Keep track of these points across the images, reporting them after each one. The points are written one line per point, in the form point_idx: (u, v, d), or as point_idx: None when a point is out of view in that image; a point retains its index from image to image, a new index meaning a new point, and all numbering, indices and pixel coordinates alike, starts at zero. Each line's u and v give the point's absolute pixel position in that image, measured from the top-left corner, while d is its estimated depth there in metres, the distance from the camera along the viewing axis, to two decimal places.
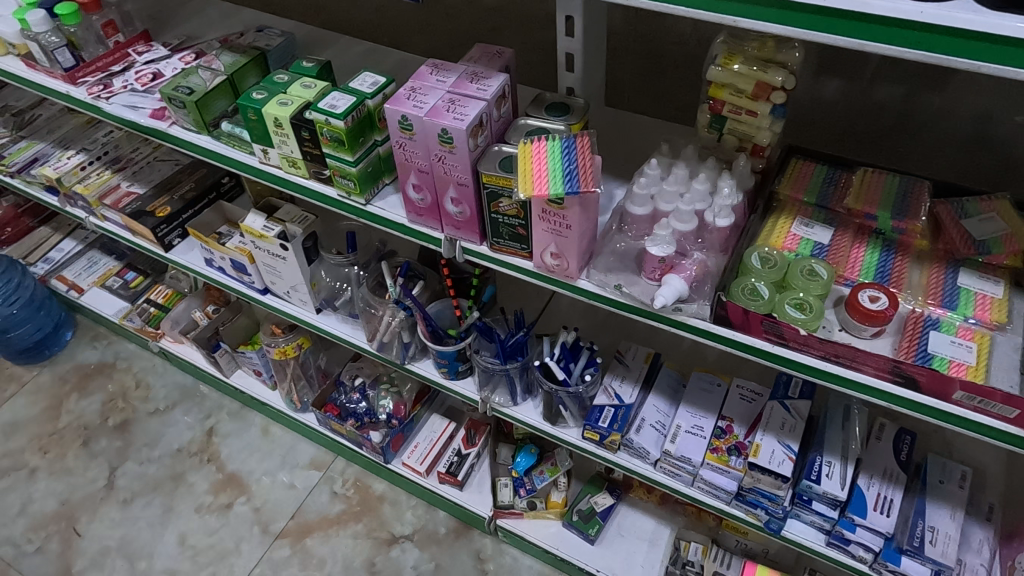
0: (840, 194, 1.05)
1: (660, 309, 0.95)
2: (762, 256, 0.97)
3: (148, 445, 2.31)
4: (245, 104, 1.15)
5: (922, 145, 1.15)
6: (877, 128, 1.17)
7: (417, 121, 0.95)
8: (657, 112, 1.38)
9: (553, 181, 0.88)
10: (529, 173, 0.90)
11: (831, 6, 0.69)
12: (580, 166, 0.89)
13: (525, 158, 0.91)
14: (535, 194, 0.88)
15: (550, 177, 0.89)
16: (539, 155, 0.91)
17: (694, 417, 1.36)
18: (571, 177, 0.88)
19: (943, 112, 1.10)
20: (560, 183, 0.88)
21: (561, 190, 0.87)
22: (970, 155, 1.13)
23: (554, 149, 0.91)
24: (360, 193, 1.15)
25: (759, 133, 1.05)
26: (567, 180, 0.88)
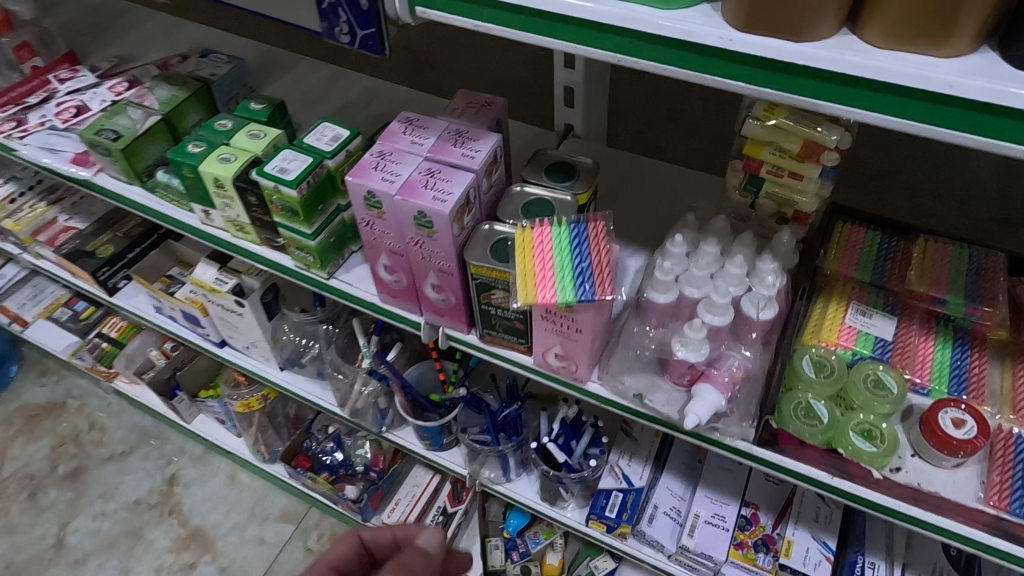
0: (899, 270, 0.87)
1: (694, 428, 0.77)
2: (814, 359, 0.79)
3: (102, 496, 2.10)
4: (179, 160, 0.95)
5: (956, 186, 0.97)
6: (912, 162, 0.97)
7: (387, 200, 0.76)
8: (651, 128, 1.16)
9: (560, 285, 0.69)
10: (529, 272, 0.71)
11: (959, 95, 0.46)
12: (595, 266, 0.70)
13: (525, 250, 0.72)
14: (537, 302, 0.69)
15: (558, 279, 0.70)
16: (542, 246, 0.72)
17: (714, 504, 1.18)
18: (583, 281, 0.69)
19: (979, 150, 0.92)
20: (570, 288, 0.69)
21: (571, 300, 0.68)
22: (1012, 200, 0.94)
23: (561, 240, 0.72)
24: (321, 267, 0.95)
25: (804, 199, 0.87)
26: (577, 285, 0.69)
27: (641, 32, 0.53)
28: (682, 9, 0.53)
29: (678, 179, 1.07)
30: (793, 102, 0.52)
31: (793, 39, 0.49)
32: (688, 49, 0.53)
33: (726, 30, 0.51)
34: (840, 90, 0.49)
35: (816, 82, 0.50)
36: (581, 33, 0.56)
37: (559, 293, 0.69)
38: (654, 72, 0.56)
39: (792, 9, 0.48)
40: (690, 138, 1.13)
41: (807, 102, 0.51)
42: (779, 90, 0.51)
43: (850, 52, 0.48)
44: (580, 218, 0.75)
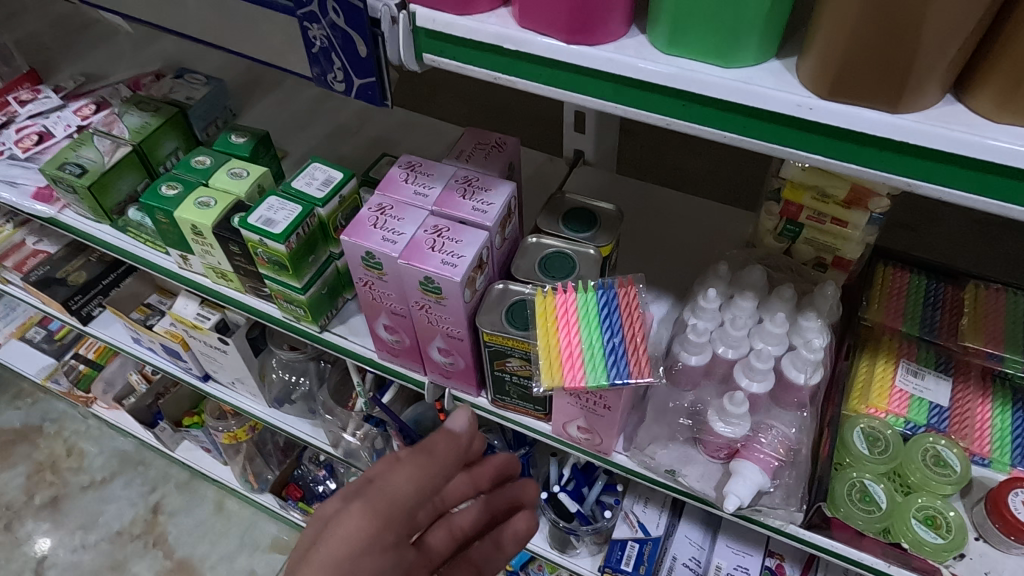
0: (950, 323, 0.79)
1: (736, 511, 0.69)
2: (867, 432, 0.71)
3: (83, 527, 2.01)
4: (151, 204, 0.85)
5: None
6: None
7: (389, 262, 0.66)
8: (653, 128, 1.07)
9: (589, 364, 0.62)
10: (555, 349, 0.63)
11: None
12: (628, 341, 0.62)
13: (547, 323, 0.64)
14: (564, 386, 0.61)
15: (586, 358, 0.62)
16: (567, 317, 0.64)
17: (737, 555, 1.09)
18: (615, 360, 0.62)
19: None
20: (601, 369, 0.61)
21: (602, 383, 0.61)
22: None
23: (588, 310, 0.65)
24: (313, 320, 0.86)
25: (846, 246, 0.79)
26: (608, 365, 0.61)
27: (700, 95, 0.45)
28: (747, 68, 0.45)
29: (700, 214, 0.99)
30: (883, 180, 0.43)
31: (889, 110, 0.41)
32: (757, 116, 0.44)
33: (806, 96, 0.42)
34: (945, 171, 0.41)
35: (915, 160, 0.41)
36: (626, 91, 0.47)
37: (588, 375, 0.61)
38: (712, 138, 0.47)
39: (892, 76, 0.40)
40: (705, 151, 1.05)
41: (900, 182, 0.43)
42: (867, 166, 0.43)
43: (959, 127, 0.40)
44: (607, 282, 0.67)
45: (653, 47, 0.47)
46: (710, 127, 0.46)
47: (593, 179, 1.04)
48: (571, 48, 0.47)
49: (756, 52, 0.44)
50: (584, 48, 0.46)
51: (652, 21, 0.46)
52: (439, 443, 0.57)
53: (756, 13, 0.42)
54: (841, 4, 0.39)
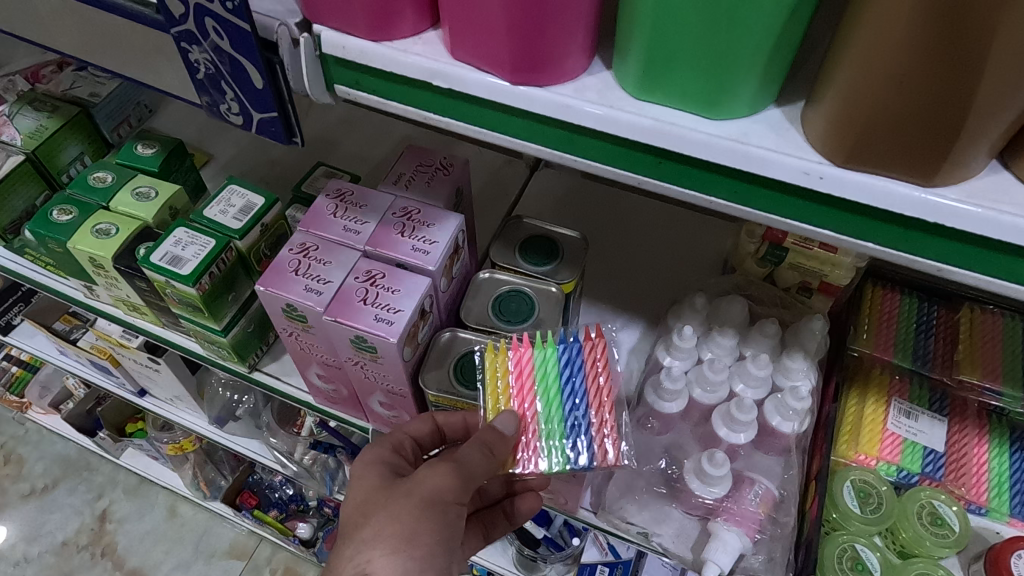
0: (944, 353, 0.73)
1: None
2: (857, 486, 0.65)
3: (25, 539, 1.89)
4: (40, 232, 0.72)
5: None
6: None
7: (314, 317, 0.56)
8: None
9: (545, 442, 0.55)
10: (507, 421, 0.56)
11: None
12: (593, 416, 0.56)
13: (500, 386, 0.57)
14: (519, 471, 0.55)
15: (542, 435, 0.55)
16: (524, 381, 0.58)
17: None
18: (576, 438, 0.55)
19: None
20: (561, 448, 0.55)
21: (561, 468, 0.55)
22: None
23: (546, 373, 0.58)
24: (239, 360, 0.75)
25: (835, 273, 0.70)
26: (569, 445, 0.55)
27: (682, 154, 0.35)
28: (740, 119, 0.35)
29: (673, 225, 0.90)
30: (907, 262, 0.35)
31: (920, 182, 0.32)
32: (753, 182, 0.35)
33: (816, 161, 0.33)
34: (987, 258, 0.33)
35: (950, 243, 0.33)
36: (589, 143, 0.37)
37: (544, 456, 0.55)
38: (695, 202, 0.37)
39: (929, 143, 0.31)
40: None
41: (929, 266, 0.34)
42: (890, 247, 0.34)
43: (1011, 205, 0.32)
44: (569, 338, 0.60)
45: (621, 89, 0.37)
46: (695, 191, 0.36)
47: (555, 185, 0.94)
48: (516, 90, 0.37)
49: (750, 100, 0.35)
50: (533, 91, 0.37)
51: (620, 56, 0.37)
52: (499, 442, 0.53)
53: (752, 57, 0.33)
54: (865, 53, 0.30)
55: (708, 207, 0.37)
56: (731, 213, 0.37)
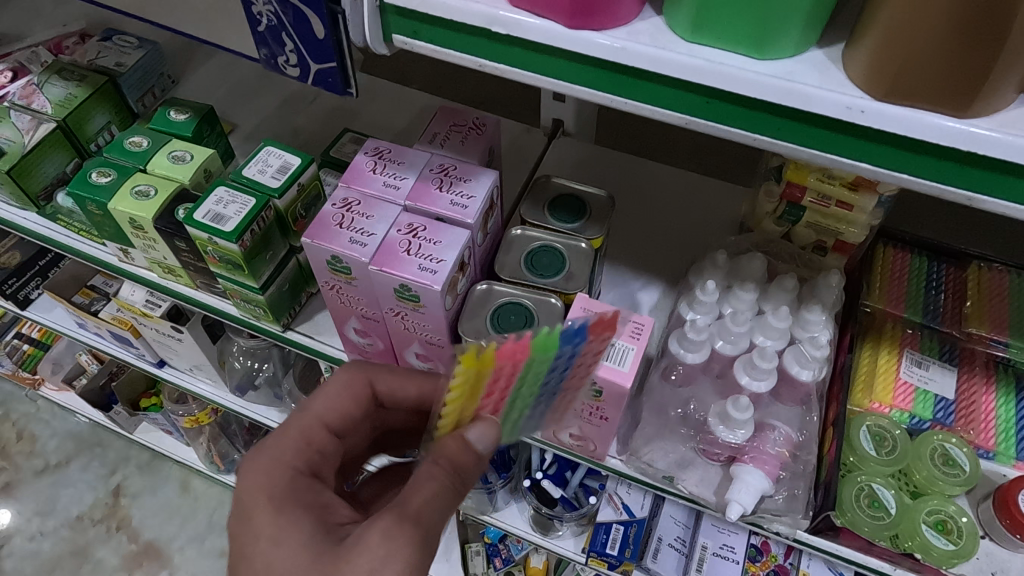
0: (953, 307, 0.76)
1: (739, 519, 0.65)
2: (873, 430, 0.68)
3: (40, 513, 1.92)
4: (80, 194, 0.74)
5: None
6: None
7: (359, 267, 0.59)
8: None
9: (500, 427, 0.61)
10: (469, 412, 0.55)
11: None
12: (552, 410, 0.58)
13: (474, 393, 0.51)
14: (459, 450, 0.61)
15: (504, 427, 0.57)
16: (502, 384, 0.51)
17: (722, 533, 1.07)
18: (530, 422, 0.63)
19: None
20: (519, 432, 0.60)
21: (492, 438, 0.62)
22: None
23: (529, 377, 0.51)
24: (274, 320, 0.77)
25: (850, 230, 0.74)
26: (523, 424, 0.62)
27: (732, 93, 0.38)
28: (786, 60, 0.38)
29: (690, 190, 0.92)
30: (937, 192, 0.37)
31: (955, 115, 0.35)
32: (799, 117, 0.37)
33: (858, 96, 0.36)
34: (1010, 183, 0.35)
35: (983, 172, 0.36)
36: (640, 84, 0.40)
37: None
38: (739, 140, 0.40)
39: (965, 77, 0.33)
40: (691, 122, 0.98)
41: (956, 194, 0.37)
42: (922, 177, 0.37)
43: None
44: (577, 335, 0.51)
45: (672, 33, 0.39)
46: (739, 128, 0.39)
47: (574, 152, 0.96)
48: (574, 34, 0.39)
49: (795, 41, 0.37)
50: (591, 33, 0.39)
51: (671, 3, 0.39)
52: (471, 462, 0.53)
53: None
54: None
55: (753, 146, 0.40)
56: (776, 151, 0.40)
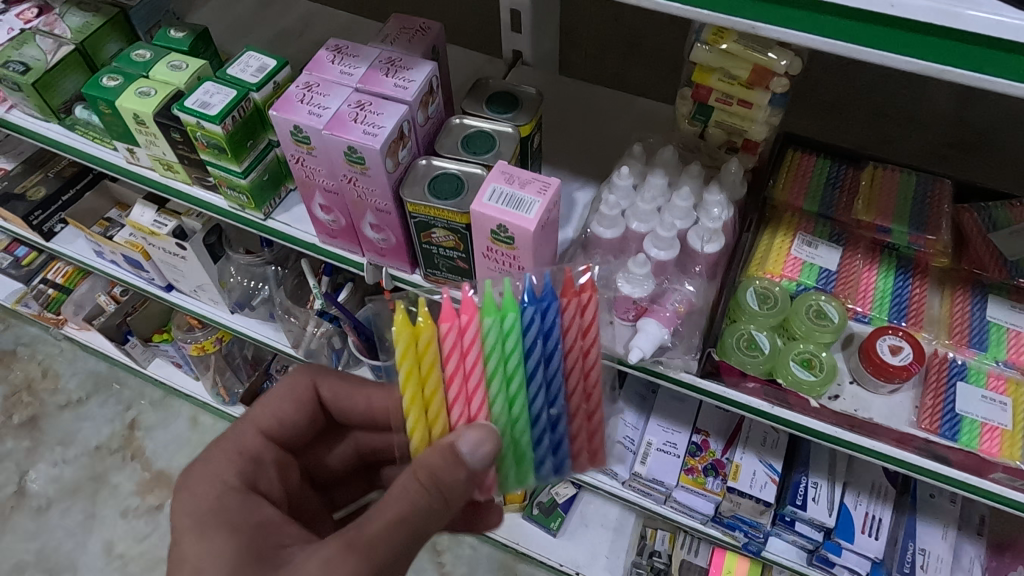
0: (847, 199, 0.87)
1: (638, 362, 0.76)
2: (759, 291, 0.79)
3: (63, 443, 2.08)
4: (93, 94, 0.88)
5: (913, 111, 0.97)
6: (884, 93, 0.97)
7: (315, 135, 0.71)
8: (583, 25, 1.10)
9: (509, 433, 0.68)
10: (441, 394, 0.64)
11: (902, 13, 0.46)
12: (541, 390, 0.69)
13: (421, 356, 0.62)
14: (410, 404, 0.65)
15: (486, 410, 0.65)
16: (464, 342, 0.61)
17: (666, 432, 1.20)
18: (543, 419, 0.70)
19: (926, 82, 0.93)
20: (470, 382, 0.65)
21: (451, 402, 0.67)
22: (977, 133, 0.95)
23: (497, 331, 0.61)
24: (257, 207, 0.91)
25: (752, 128, 0.84)
26: (535, 424, 0.70)
27: None
28: None
29: (631, 110, 1.03)
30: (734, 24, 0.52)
31: None
32: None
33: None
34: (951, 47, 0.46)
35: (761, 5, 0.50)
36: None
37: (509, 468, 0.72)
38: None
39: None
40: (636, 54, 1.09)
41: (944, 71, 0.48)
42: (744, 17, 0.51)
43: (1006, 14, 0.45)
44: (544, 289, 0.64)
45: None
46: (743, 18, 0.51)
47: (530, 80, 1.07)
48: None
49: None
50: None
51: None
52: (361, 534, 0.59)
53: None
54: None
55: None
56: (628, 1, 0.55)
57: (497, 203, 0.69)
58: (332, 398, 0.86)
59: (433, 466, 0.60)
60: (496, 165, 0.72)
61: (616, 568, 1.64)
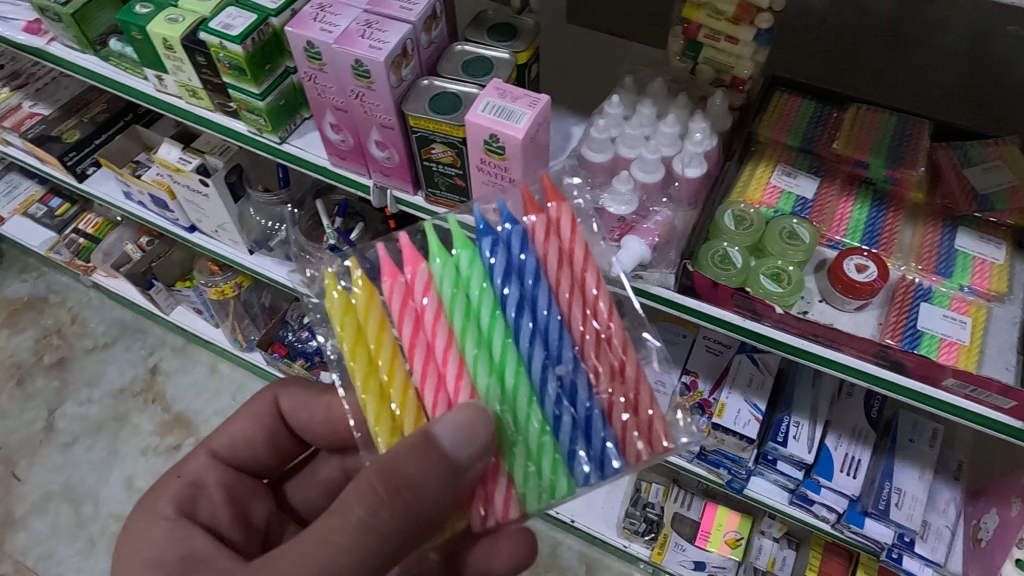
0: (828, 135, 0.91)
1: (620, 277, 0.80)
2: (736, 214, 0.84)
3: (89, 384, 2.18)
4: (127, 20, 0.95)
5: (917, 59, 1.00)
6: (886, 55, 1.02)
7: (325, 50, 0.77)
8: None
9: (507, 407, 0.64)
10: (402, 368, 0.67)
11: None
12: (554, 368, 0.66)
13: (365, 329, 0.68)
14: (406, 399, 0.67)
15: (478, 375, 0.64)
16: (415, 300, 0.67)
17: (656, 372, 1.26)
18: (550, 390, 0.65)
19: (940, 26, 0.95)
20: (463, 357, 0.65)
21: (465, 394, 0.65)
22: (974, 91, 1.00)
23: (450, 276, 0.67)
24: (273, 130, 0.97)
25: (739, 64, 0.89)
26: (546, 398, 0.65)
27: None
28: None
29: (629, 55, 1.08)
30: None
31: None
32: None
33: None
34: None
35: None
36: None
37: (527, 463, 0.65)
38: None
39: None
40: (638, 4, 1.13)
41: None
42: None
43: None
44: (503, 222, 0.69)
45: None
46: None
47: None
48: None
49: None
50: None
51: None
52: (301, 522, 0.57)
53: None
54: None
55: None
56: None
57: (489, 114, 0.75)
58: (290, 408, 0.88)
59: (399, 461, 0.59)
60: (490, 83, 0.78)
61: (610, 518, 1.64)
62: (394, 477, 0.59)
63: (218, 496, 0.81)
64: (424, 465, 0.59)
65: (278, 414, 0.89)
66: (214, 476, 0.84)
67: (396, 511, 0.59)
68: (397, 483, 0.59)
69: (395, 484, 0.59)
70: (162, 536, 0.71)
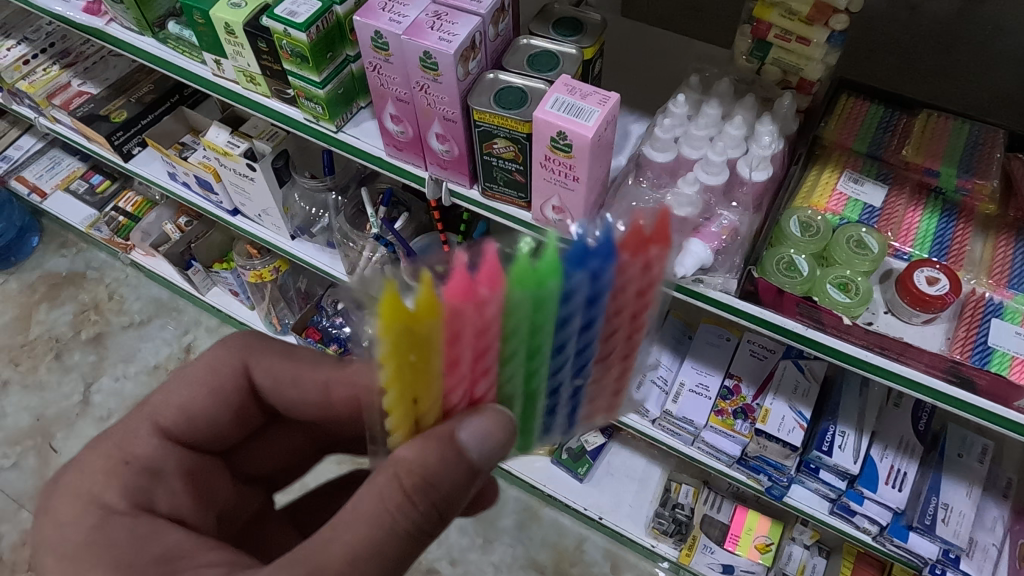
0: (897, 142, 0.89)
1: (679, 280, 0.80)
2: (802, 220, 0.83)
3: (125, 360, 2.21)
4: (190, 4, 0.96)
5: (979, 64, 0.97)
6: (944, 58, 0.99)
7: (393, 40, 0.77)
8: None
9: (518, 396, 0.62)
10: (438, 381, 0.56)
11: None
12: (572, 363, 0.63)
13: (412, 352, 0.50)
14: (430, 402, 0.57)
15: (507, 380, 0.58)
16: (478, 318, 0.52)
17: (699, 374, 1.26)
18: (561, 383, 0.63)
19: (997, 29, 0.92)
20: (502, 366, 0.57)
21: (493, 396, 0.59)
22: None
23: (528, 304, 0.52)
24: (330, 119, 0.97)
25: (809, 66, 0.87)
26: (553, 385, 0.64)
27: None
28: None
29: (688, 52, 1.06)
30: None
31: None
32: None
33: None
34: None
35: None
36: None
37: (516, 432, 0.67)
38: None
39: None
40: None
41: None
42: None
43: None
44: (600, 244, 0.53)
45: None
46: None
47: None
48: None
49: None
50: None
51: None
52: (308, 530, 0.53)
53: None
54: None
55: None
56: None
57: (558, 111, 0.73)
58: (269, 384, 0.78)
59: (433, 475, 0.56)
60: (559, 79, 0.77)
61: (638, 518, 1.62)
62: (429, 489, 0.56)
63: (178, 486, 0.72)
64: (457, 474, 0.57)
65: (240, 379, 0.77)
66: (173, 462, 0.73)
67: (427, 517, 0.57)
68: (431, 494, 0.56)
69: (431, 496, 0.56)
70: (126, 539, 0.61)
